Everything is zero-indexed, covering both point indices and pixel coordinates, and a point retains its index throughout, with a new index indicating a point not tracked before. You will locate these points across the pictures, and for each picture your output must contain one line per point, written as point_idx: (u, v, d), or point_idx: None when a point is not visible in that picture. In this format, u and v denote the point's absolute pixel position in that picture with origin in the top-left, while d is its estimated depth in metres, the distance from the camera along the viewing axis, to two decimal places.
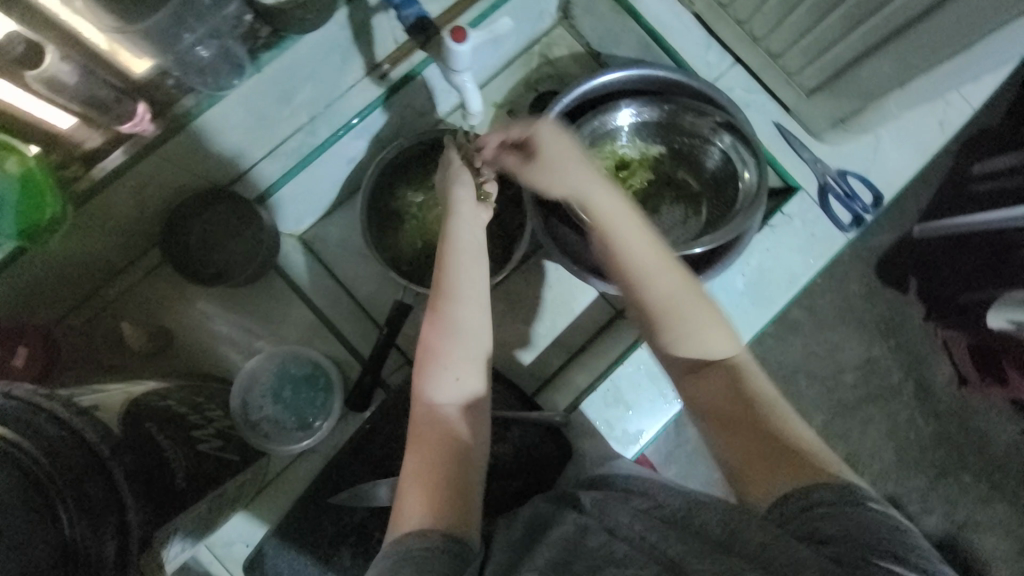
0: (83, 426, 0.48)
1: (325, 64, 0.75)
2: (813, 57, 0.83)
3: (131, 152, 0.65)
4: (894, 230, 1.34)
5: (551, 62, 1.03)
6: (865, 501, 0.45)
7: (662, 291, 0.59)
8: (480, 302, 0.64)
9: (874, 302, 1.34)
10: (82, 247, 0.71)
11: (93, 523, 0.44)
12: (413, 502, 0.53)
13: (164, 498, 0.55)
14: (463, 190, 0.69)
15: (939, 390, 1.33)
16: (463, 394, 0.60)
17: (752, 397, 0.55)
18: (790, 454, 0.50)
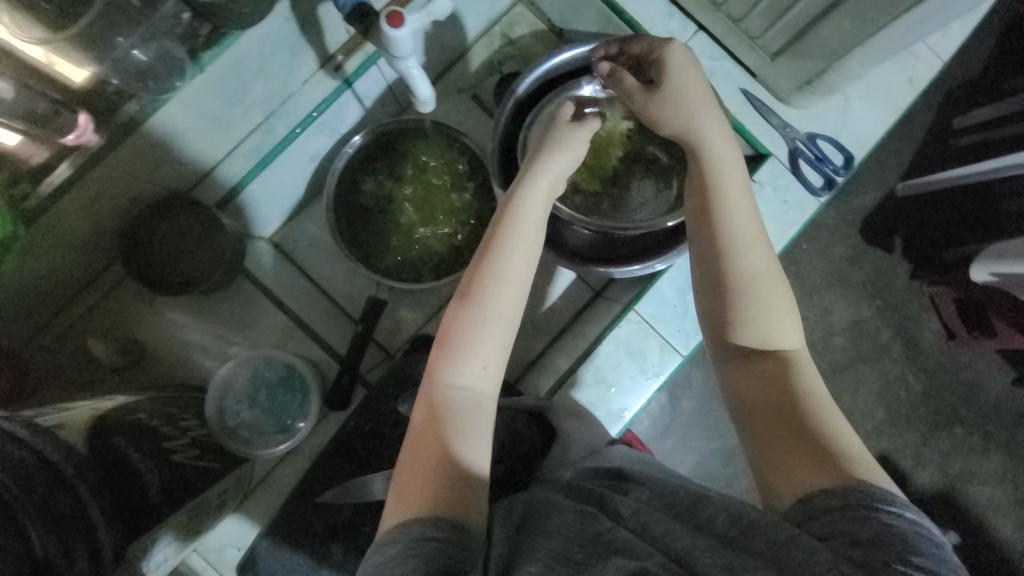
0: (46, 446, 0.48)
1: (275, 59, 0.74)
2: (775, 19, 0.81)
3: (77, 165, 0.63)
4: (876, 190, 1.34)
5: (513, 42, 1.00)
6: (901, 511, 0.44)
7: (744, 268, 0.57)
8: (528, 274, 0.58)
9: (859, 264, 1.34)
10: (42, 267, 0.69)
11: (62, 539, 0.44)
12: (423, 486, 0.50)
13: (137, 512, 0.55)
14: (553, 152, 0.65)
15: (926, 346, 1.34)
16: (492, 375, 0.56)
17: (802, 394, 0.52)
18: (833, 455, 0.48)
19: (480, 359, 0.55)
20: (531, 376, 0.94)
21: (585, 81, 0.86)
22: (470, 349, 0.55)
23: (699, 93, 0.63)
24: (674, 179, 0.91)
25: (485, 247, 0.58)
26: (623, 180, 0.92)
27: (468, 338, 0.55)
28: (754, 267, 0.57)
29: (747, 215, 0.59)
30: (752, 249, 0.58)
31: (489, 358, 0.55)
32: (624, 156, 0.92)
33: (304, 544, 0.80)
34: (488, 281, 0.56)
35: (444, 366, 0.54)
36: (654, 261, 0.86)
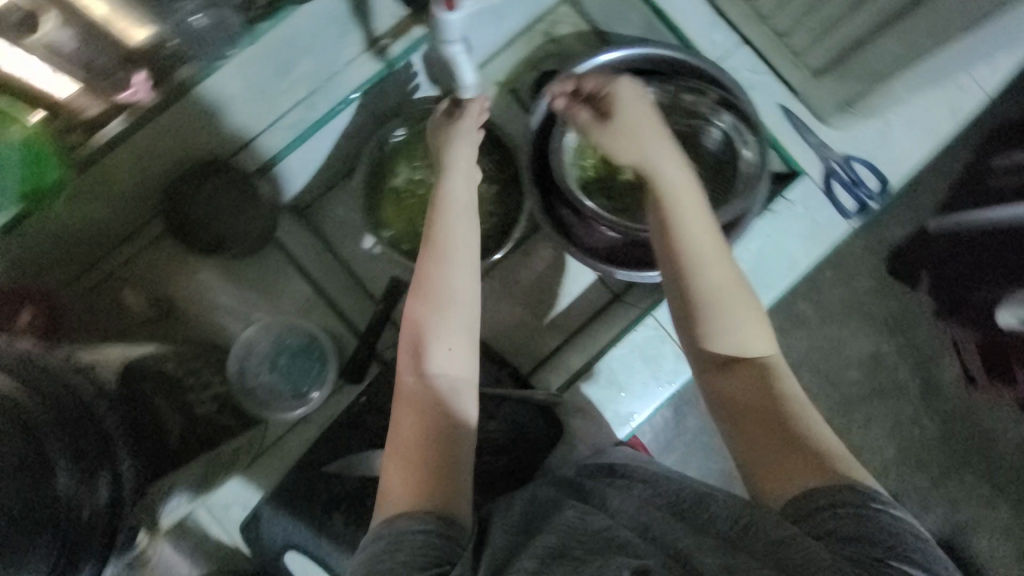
0: (78, 389, 0.61)
1: (324, 36, 0.75)
2: (821, 35, 0.82)
3: (129, 121, 0.66)
4: (905, 222, 1.32)
5: (555, 40, 1.02)
6: (884, 507, 0.48)
7: (711, 281, 0.58)
8: (472, 258, 0.64)
9: (882, 296, 1.32)
10: (85, 215, 0.72)
11: (80, 474, 0.58)
12: (404, 483, 0.54)
13: (156, 457, 0.71)
14: (464, 146, 0.71)
15: (944, 387, 1.31)
16: (460, 371, 0.60)
17: (780, 394, 0.56)
18: (817, 459, 0.52)
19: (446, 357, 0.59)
20: (543, 372, 0.94)
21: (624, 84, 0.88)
22: (437, 351, 0.59)
23: (644, 117, 0.67)
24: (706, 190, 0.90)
25: (442, 255, 0.63)
26: None
27: (433, 340, 0.59)
28: (722, 279, 0.59)
29: (706, 225, 0.61)
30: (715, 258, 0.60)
31: (455, 356, 0.60)
32: None
33: (306, 513, 0.80)
34: (448, 286, 0.61)
35: (411, 363, 0.59)
36: None
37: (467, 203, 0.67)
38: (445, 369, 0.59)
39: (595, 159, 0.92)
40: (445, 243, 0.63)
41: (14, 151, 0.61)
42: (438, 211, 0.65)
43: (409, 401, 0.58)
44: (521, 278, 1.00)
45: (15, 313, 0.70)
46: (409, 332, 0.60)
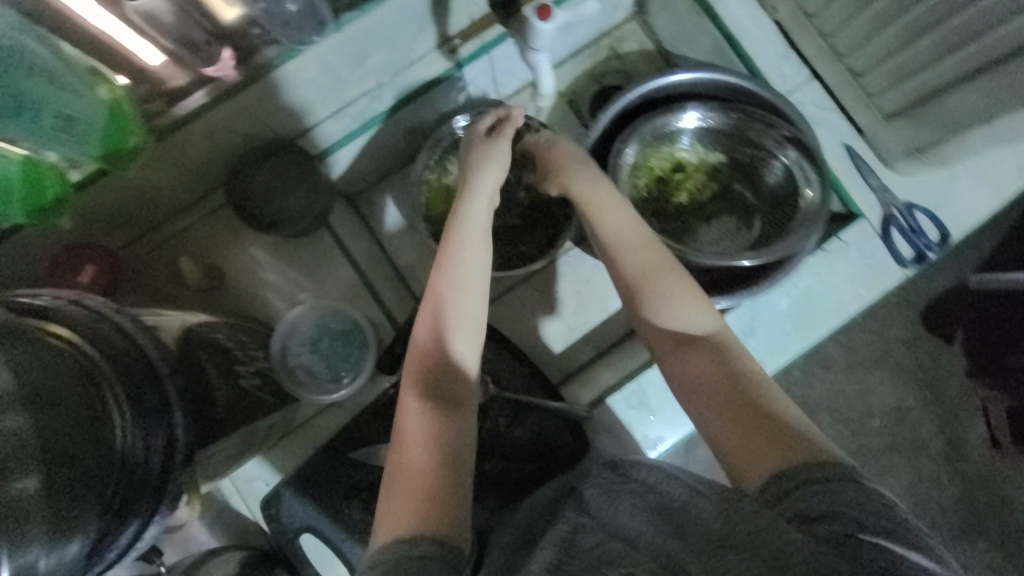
0: (145, 340, 0.51)
1: (401, 32, 0.76)
2: (897, 80, 0.80)
3: (211, 96, 0.68)
4: (947, 276, 1.28)
5: (619, 56, 1.01)
6: (854, 478, 0.47)
7: (633, 269, 0.64)
8: (483, 282, 0.64)
9: (914, 349, 1.29)
10: (154, 181, 0.74)
11: (142, 421, 0.47)
12: (405, 507, 0.54)
13: (203, 423, 0.60)
14: (490, 169, 0.70)
15: (968, 450, 1.27)
16: (462, 393, 0.60)
17: (736, 370, 0.57)
18: (783, 436, 0.52)
19: (451, 381, 0.60)
20: (573, 386, 0.93)
21: (691, 107, 0.86)
22: (443, 376, 0.60)
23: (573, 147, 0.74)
24: (755, 220, 0.90)
25: (452, 278, 0.63)
26: (703, 212, 0.91)
27: (439, 364, 0.60)
28: (640, 262, 0.65)
29: (629, 221, 0.68)
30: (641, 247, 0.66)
31: (459, 380, 0.61)
32: (710, 188, 0.92)
33: (326, 495, 0.82)
34: (458, 309, 0.62)
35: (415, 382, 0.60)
36: (718, 297, 0.85)
37: (482, 228, 0.67)
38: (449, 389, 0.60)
39: (650, 179, 0.90)
40: (455, 268, 0.64)
41: (101, 113, 0.62)
42: (455, 233, 0.66)
43: (413, 425, 0.58)
44: (558, 288, 0.98)
45: (76, 269, 0.71)
46: (416, 357, 0.61)
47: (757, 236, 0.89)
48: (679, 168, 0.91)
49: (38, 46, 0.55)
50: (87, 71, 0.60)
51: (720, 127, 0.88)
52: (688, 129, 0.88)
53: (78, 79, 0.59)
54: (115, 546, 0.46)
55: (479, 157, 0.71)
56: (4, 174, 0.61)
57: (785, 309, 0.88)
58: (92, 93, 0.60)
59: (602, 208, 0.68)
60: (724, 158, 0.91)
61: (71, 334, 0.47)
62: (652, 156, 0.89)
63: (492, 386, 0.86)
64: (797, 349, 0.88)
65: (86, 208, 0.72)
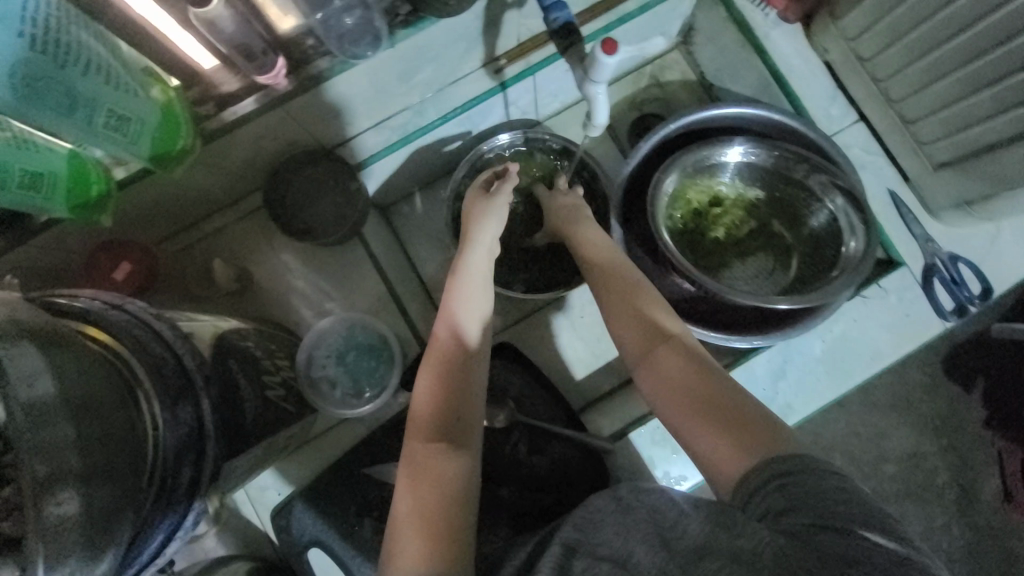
0: (184, 352, 0.51)
1: (450, 49, 0.76)
2: (951, 131, 0.78)
3: (262, 102, 0.68)
4: (970, 324, 1.27)
5: (661, 85, 1.02)
6: (817, 468, 0.47)
7: (618, 281, 0.68)
8: (483, 327, 0.66)
9: (933, 396, 1.28)
10: (194, 183, 0.75)
11: (172, 420, 0.47)
12: (408, 547, 0.52)
13: (233, 436, 0.60)
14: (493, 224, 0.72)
15: (983, 502, 1.27)
16: (466, 429, 0.60)
17: (704, 365, 0.59)
18: (750, 433, 0.53)
19: (455, 417, 0.60)
20: (593, 415, 0.91)
21: (736, 141, 0.84)
22: (448, 410, 0.60)
23: (568, 202, 0.80)
24: (793, 261, 0.88)
25: (457, 319, 0.65)
26: (738, 249, 0.90)
27: (443, 402, 0.60)
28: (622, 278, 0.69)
29: (609, 250, 0.73)
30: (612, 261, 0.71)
31: (464, 416, 0.60)
32: (747, 225, 0.90)
33: (339, 513, 0.81)
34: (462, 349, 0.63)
35: (419, 420, 0.60)
36: (751, 336, 0.82)
37: (484, 275, 0.69)
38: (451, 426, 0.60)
39: (686, 211, 0.89)
40: (461, 310, 0.66)
41: (155, 113, 0.59)
42: (456, 280, 0.68)
43: (417, 463, 0.57)
44: (585, 312, 0.97)
45: (111, 267, 0.71)
46: (421, 394, 0.61)
47: (793, 278, 0.87)
48: (717, 203, 0.90)
49: (96, 42, 0.51)
50: (139, 70, 0.57)
51: (764, 164, 0.86)
52: (730, 163, 0.86)
53: (135, 77, 0.56)
54: (144, 552, 0.46)
55: (482, 209, 0.72)
56: (51, 168, 0.56)
57: (818, 353, 0.86)
58: (146, 92, 0.58)
59: (590, 246, 0.73)
60: (763, 194, 0.89)
61: (113, 342, 0.46)
62: (690, 188, 0.88)
63: (513, 411, 0.85)
64: (829, 395, 0.86)
65: (128, 206, 0.72)
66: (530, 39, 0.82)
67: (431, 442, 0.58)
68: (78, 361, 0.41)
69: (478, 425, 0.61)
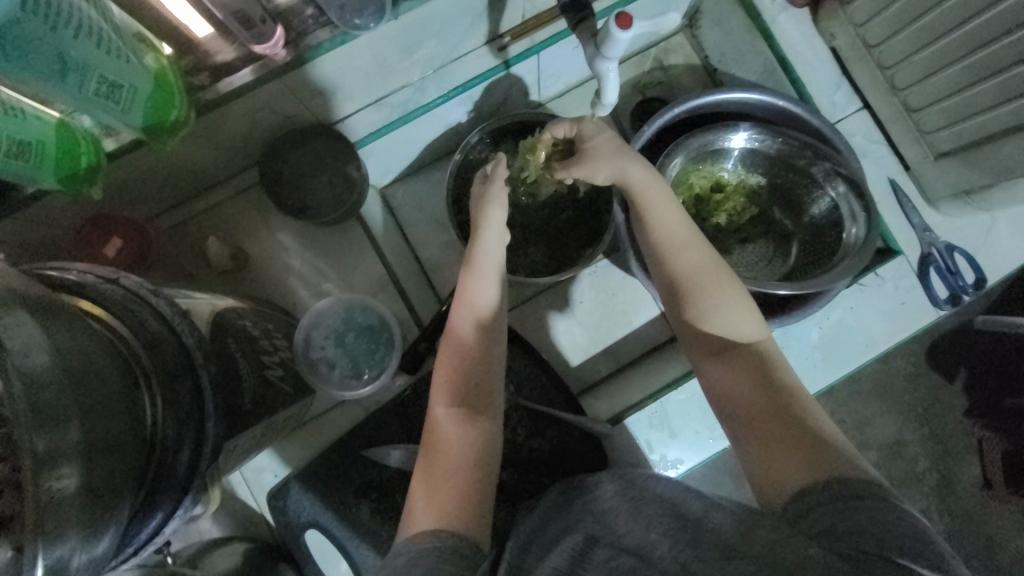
0: (183, 329, 0.50)
1: (454, 24, 0.73)
2: (953, 121, 0.78)
3: (259, 73, 0.64)
4: (956, 315, 1.30)
5: (665, 69, 0.99)
6: (882, 497, 0.46)
7: (686, 270, 0.61)
8: (496, 304, 0.66)
9: (917, 384, 1.31)
10: (188, 156, 0.72)
11: (171, 403, 0.46)
12: (430, 502, 0.53)
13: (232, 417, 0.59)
14: (497, 210, 0.69)
15: (960, 488, 1.32)
16: (484, 398, 0.60)
17: (777, 379, 0.56)
18: (815, 453, 0.50)
19: (475, 383, 0.60)
20: (592, 399, 0.92)
21: (741, 127, 0.83)
22: (466, 380, 0.60)
23: (606, 142, 0.67)
24: (792, 248, 0.89)
25: (468, 295, 0.65)
26: (738, 235, 0.90)
27: (460, 373, 0.60)
28: (693, 265, 0.61)
29: (681, 223, 0.64)
30: (688, 244, 0.63)
31: (483, 383, 0.61)
32: (748, 210, 0.90)
33: (336, 494, 0.82)
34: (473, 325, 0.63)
35: (438, 391, 0.61)
36: None
37: (497, 254, 0.68)
38: (464, 396, 0.60)
39: (688, 196, 0.88)
40: (478, 281, 0.65)
41: (148, 81, 0.57)
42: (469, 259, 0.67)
43: (437, 426, 0.58)
44: (584, 298, 0.96)
45: (102, 242, 0.68)
46: (442, 363, 0.62)
47: (792, 265, 0.88)
48: (719, 188, 0.89)
49: (86, 5, 0.48)
50: (132, 35, 0.55)
51: (768, 151, 0.85)
52: (734, 150, 0.86)
53: (127, 43, 0.54)
54: (143, 531, 0.45)
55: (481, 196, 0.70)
56: (40, 137, 0.54)
57: (815, 341, 0.87)
58: (139, 59, 0.55)
59: (655, 216, 0.64)
60: (765, 181, 0.89)
61: (110, 319, 0.45)
62: (693, 173, 0.87)
63: (512, 395, 0.87)
64: (823, 382, 0.87)
65: (118, 180, 0.69)
66: (536, 16, 0.79)
67: (449, 411, 0.59)
68: (74, 337, 0.39)
69: (497, 392, 0.62)
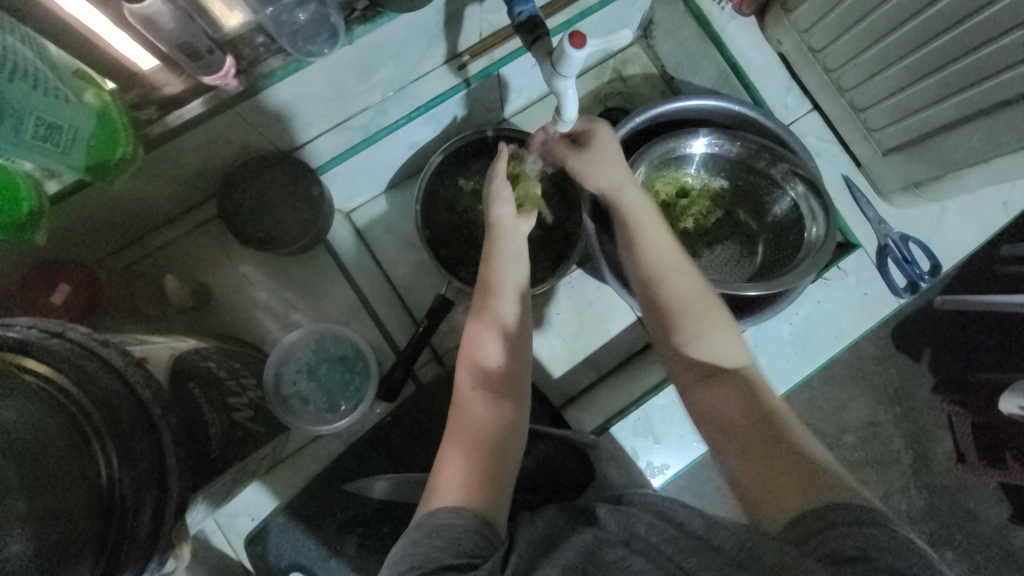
0: (137, 381, 0.47)
1: (410, 46, 0.72)
2: (898, 118, 0.82)
3: (210, 104, 0.62)
4: (916, 298, 1.36)
5: (623, 79, 1.05)
6: (884, 523, 0.44)
7: (675, 298, 0.62)
8: (520, 292, 0.68)
9: (886, 366, 1.36)
10: (138, 194, 0.69)
11: (128, 459, 0.43)
12: (453, 480, 0.55)
13: (201, 466, 0.56)
14: (502, 207, 0.71)
15: (936, 464, 1.36)
16: (509, 386, 0.63)
17: (763, 405, 0.56)
18: (811, 478, 0.49)
19: (502, 371, 0.63)
20: (576, 412, 0.91)
21: (700, 133, 0.85)
22: (493, 368, 0.63)
23: (607, 145, 0.72)
24: (758, 247, 0.92)
25: (492, 288, 0.67)
26: (706, 238, 0.93)
27: (490, 361, 0.63)
28: (680, 291, 0.63)
29: (668, 248, 0.66)
30: (676, 271, 0.64)
31: (510, 372, 0.64)
32: (714, 213, 0.92)
33: (321, 531, 0.79)
34: (497, 315, 0.65)
35: (465, 379, 0.63)
36: None
37: (519, 246, 0.71)
38: (488, 383, 0.62)
39: (655, 203, 0.90)
40: (502, 271, 0.68)
41: (91, 120, 0.54)
42: (495, 251, 0.69)
43: (462, 413, 0.60)
44: (561, 310, 0.97)
45: (48, 289, 0.65)
46: (470, 352, 0.64)
47: (760, 263, 0.90)
48: (684, 193, 0.91)
49: (22, 46, 0.46)
50: (71, 73, 0.52)
51: (728, 155, 0.88)
52: (695, 155, 0.88)
53: (66, 81, 0.51)
54: None
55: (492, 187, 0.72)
56: None
57: (786, 336, 0.89)
58: (79, 97, 0.53)
59: (647, 234, 0.66)
60: (728, 184, 0.91)
61: (56, 375, 0.42)
62: (659, 180, 0.89)
63: None
64: (798, 376, 0.89)
65: (62, 226, 0.66)
66: (492, 34, 0.79)
67: (474, 399, 0.61)
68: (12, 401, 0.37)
69: (524, 383, 0.64)
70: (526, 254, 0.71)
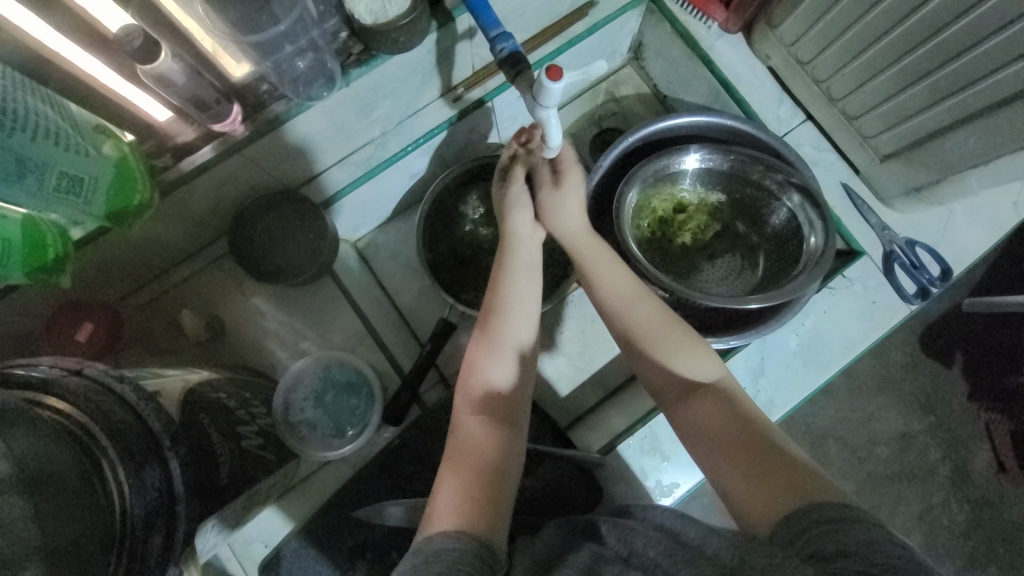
0: (149, 414, 0.51)
1: (405, 83, 0.76)
2: (893, 124, 0.81)
3: (220, 150, 0.67)
4: (941, 302, 1.32)
5: (617, 99, 1.09)
6: (861, 517, 0.47)
7: (644, 325, 0.67)
8: (527, 309, 0.69)
9: (914, 373, 1.31)
10: (157, 236, 0.74)
11: (140, 488, 0.46)
12: (451, 502, 0.56)
13: (210, 492, 0.58)
14: (519, 213, 0.73)
15: (976, 475, 1.30)
16: (509, 409, 0.64)
17: (740, 414, 0.60)
18: (791, 482, 0.53)
19: (501, 393, 0.65)
20: (583, 431, 0.91)
21: (691, 149, 0.86)
22: (494, 389, 0.65)
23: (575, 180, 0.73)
24: (759, 258, 0.91)
25: (499, 306, 0.68)
26: (705, 251, 0.93)
27: (491, 383, 0.65)
28: (647, 321, 0.68)
29: (627, 281, 0.71)
30: (640, 301, 0.69)
31: (509, 394, 0.65)
32: (713, 226, 0.93)
33: (332, 553, 0.83)
34: (500, 334, 0.67)
35: (467, 399, 0.64)
36: (727, 336, 0.83)
37: (529, 263, 0.72)
38: (489, 404, 0.64)
39: (653, 220, 0.91)
40: (508, 289, 0.69)
41: (109, 170, 0.58)
42: (504, 268, 0.71)
43: (464, 435, 0.62)
44: (564, 328, 0.97)
45: (74, 326, 0.70)
46: (472, 373, 0.65)
47: (762, 275, 0.90)
48: (681, 209, 0.92)
49: (46, 107, 0.51)
50: (92, 128, 0.57)
51: (720, 169, 0.88)
52: (689, 170, 0.89)
53: (86, 137, 0.55)
54: None
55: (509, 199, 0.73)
56: (5, 237, 0.54)
57: (793, 348, 0.88)
58: (99, 150, 0.57)
59: (605, 269, 0.71)
60: (724, 198, 0.91)
61: (73, 410, 0.45)
62: (655, 197, 0.90)
63: None
64: (808, 388, 0.88)
65: (87, 268, 0.71)
66: (484, 67, 0.83)
67: (475, 420, 0.63)
68: (32, 437, 0.39)
69: (523, 406, 0.66)
70: (538, 270, 0.73)
